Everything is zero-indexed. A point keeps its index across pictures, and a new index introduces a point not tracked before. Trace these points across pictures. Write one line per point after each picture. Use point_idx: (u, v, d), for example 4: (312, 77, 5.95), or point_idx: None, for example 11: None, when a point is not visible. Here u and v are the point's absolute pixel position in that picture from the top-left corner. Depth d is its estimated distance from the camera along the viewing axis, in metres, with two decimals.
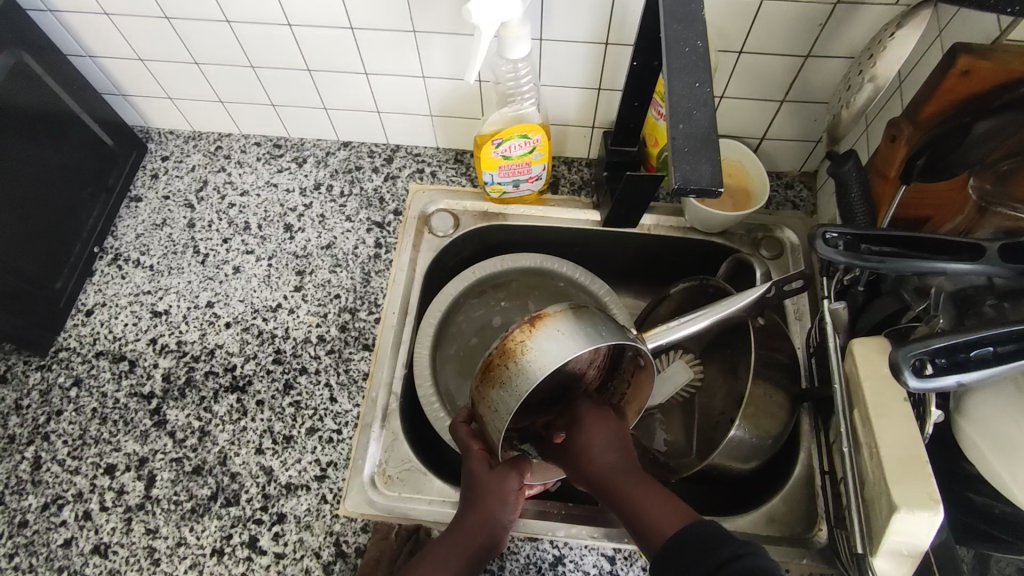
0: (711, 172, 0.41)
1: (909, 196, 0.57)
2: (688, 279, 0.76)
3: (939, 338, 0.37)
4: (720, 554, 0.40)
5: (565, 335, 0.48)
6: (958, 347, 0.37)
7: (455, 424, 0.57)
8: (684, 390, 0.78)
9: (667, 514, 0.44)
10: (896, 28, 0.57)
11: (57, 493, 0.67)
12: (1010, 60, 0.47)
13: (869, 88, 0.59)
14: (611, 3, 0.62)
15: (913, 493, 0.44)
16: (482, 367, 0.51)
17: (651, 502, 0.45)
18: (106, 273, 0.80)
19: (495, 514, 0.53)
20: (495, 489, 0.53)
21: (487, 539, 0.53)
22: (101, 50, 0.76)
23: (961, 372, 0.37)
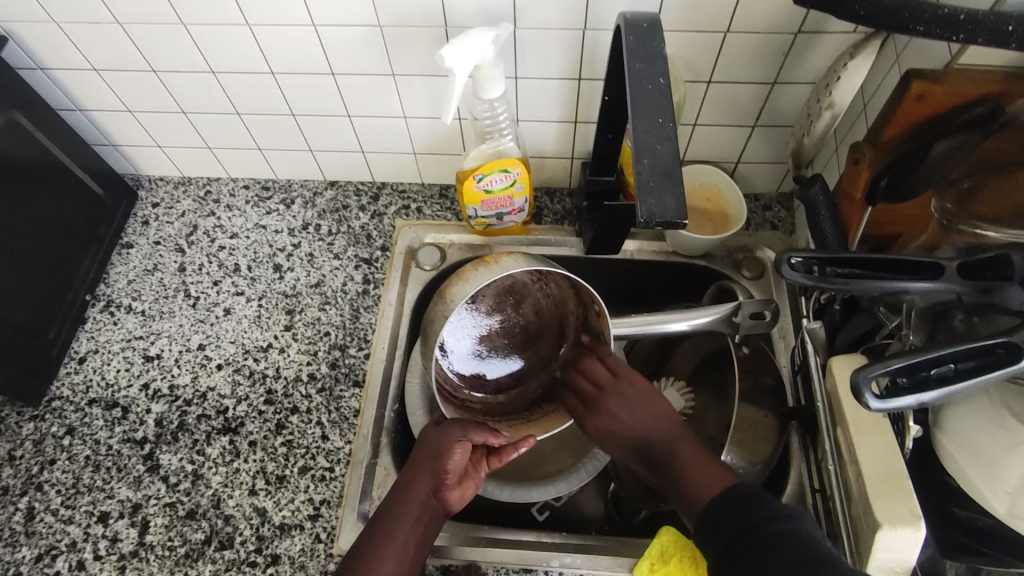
0: (676, 202, 0.42)
1: (878, 214, 0.58)
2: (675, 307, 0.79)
3: (899, 359, 0.37)
4: (757, 518, 0.46)
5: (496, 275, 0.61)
6: (917, 366, 0.37)
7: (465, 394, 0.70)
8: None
9: (710, 482, 0.54)
10: (850, 59, 0.60)
11: (51, 543, 0.67)
12: (963, 83, 0.48)
13: (828, 115, 0.62)
14: (580, 42, 0.64)
15: (893, 510, 0.45)
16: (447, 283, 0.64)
17: (696, 474, 0.55)
18: (98, 320, 0.81)
19: (434, 462, 0.60)
20: (433, 442, 0.61)
21: (436, 486, 0.60)
22: (91, 103, 0.78)
23: (923, 392, 0.37)
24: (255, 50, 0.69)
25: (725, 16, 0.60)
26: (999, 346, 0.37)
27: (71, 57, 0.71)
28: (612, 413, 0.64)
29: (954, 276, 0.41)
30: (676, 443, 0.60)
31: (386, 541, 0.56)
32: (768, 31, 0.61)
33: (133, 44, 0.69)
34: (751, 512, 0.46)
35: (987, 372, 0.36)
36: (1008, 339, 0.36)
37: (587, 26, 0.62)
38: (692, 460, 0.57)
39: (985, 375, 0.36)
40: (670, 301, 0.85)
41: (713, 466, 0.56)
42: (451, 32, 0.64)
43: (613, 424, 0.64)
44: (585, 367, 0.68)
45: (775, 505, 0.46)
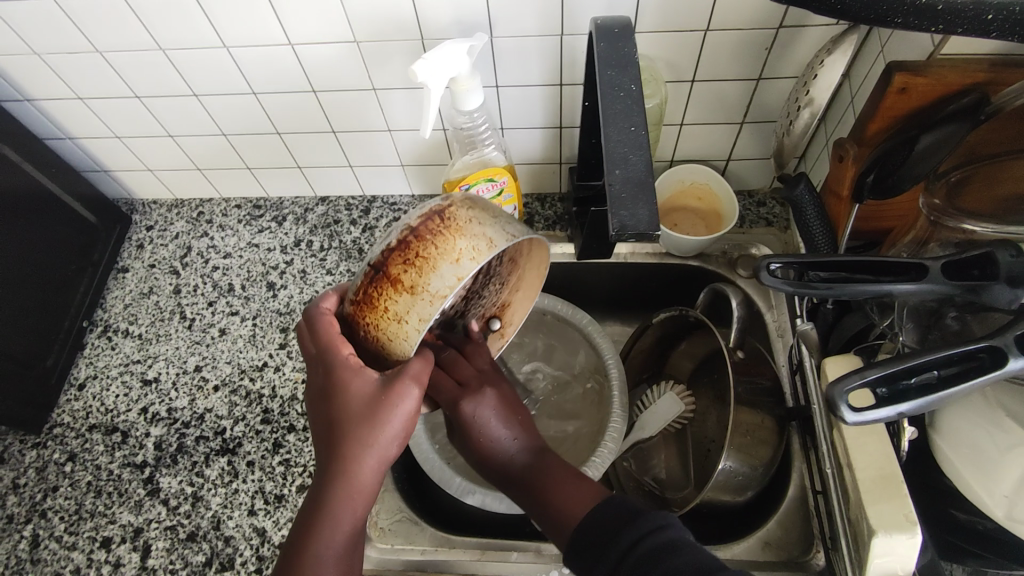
0: (650, 214, 0.42)
1: (866, 210, 0.57)
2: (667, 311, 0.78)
3: (876, 368, 0.36)
4: (625, 541, 0.42)
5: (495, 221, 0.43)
6: (896, 375, 0.36)
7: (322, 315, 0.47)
8: (675, 422, 0.75)
9: (578, 500, 0.48)
10: (828, 54, 0.58)
11: (55, 570, 0.68)
12: (945, 75, 0.47)
13: (807, 112, 0.61)
14: (559, 48, 0.63)
15: (889, 516, 0.44)
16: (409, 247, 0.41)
17: (562, 493, 0.49)
18: (96, 346, 0.82)
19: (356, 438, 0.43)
20: (354, 413, 0.43)
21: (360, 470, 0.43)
22: (79, 132, 0.79)
23: (904, 402, 0.36)
24: (236, 71, 0.69)
25: (703, 15, 0.59)
26: (982, 350, 0.35)
27: (56, 88, 0.72)
28: (482, 422, 0.53)
29: (939, 277, 0.39)
30: (539, 461, 0.52)
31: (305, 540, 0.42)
32: (750, 28, 0.60)
33: (115, 72, 0.70)
34: (636, 521, 0.42)
35: (968, 379, 0.35)
36: (989, 343, 0.35)
37: (565, 32, 0.62)
38: (555, 471, 0.51)
39: (966, 382, 0.35)
40: (667, 303, 0.84)
41: (585, 484, 0.49)
42: (428, 44, 0.64)
43: (491, 436, 0.53)
44: (465, 349, 0.56)
45: (640, 515, 0.42)
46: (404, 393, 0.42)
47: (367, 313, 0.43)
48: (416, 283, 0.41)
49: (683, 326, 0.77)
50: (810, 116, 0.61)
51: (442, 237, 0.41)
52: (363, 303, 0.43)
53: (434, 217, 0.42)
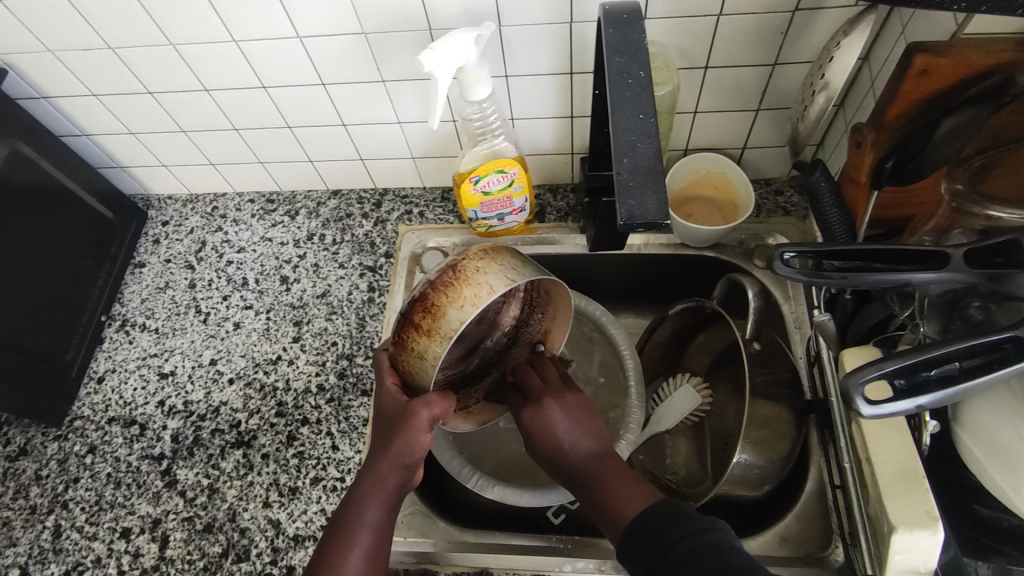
0: (659, 203, 0.41)
1: (886, 197, 0.56)
2: (684, 301, 0.76)
3: (894, 359, 0.35)
4: (674, 535, 0.39)
5: (507, 270, 0.51)
6: (916, 367, 0.35)
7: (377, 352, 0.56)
8: (691, 416, 0.74)
9: (635, 499, 0.44)
10: (843, 37, 0.56)
11: (77, 560, 0.69)
12: (968, 56, 0.46)
13: (823, 97, 0.59)
14: (568, 36, 0.62)
15: (909, 511, 0.43)
16: (424, 297, 0.49)
17: (621, 491, 0.45)
18: (115, 340, 0.83)
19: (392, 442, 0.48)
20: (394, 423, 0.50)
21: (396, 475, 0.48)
22: (94, 128, 0.80)
23: (924, 395, 0.34)
24: (245, 65, 0.69)
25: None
26: (1007, 341, 0.35)
27: (70, 85, 0.73)
28: (549, 416, 0.51)
29: (961, 265, 0.38)
30: (600, 464, 0.48)
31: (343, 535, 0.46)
32: (764, 11, 0.58)
33: (128, 68, 0.70)
34: (677, 524, 0.40)
35: (991, 371, 0.34)
36: (1014, 334, 0.34)
37: (574, 19, 0.61)
38: (608, 474, 0.47)
39: (989, 374, 0.34)
40: (682, 294, 0.83)
41: (640, 482, 0.45)
42: (436, 34, 0.63)
43: (556, 431, 0.50)
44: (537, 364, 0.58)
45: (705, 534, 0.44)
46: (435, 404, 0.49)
47: (402, 352, 0.51)
48: (433, 328, 0.49)
49: (700, 316, 0.74)
50: (826, 101, 0.59)
51: (452, 287, 0.49)
52: (398, 342, 0.51)
53: (449, 270, 0.50)
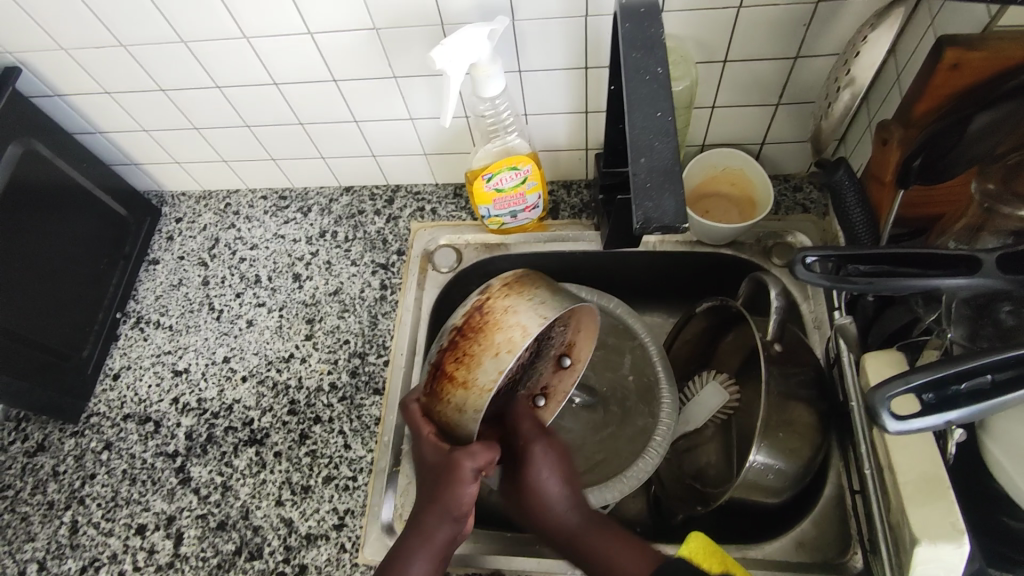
0: (676, 205, 0.40)
1: (912, 197, 0.54)
2: (709, 299, 0.74)
3: (920, 372, 0.34)
4: (731, 570, 0.47)
5: (534, 304, 0.55)
6: (944, 380, 0.34)
7: (410, 400, 0.58)
8: (718, 414, 0.72)
9: (631, 562, 0.51)
10: (870, 31, 0.56)
11: (94, 555, 0.70)
12: (1004, 48, 0.43)
13: (847, 94, 0.58)
14: (583, 30, 0.61)
15: (934, 523, 0.41)
16: (457, 347, 0.55)
17: (617, 553, 0.52)
18: (129, 336, 0.84)
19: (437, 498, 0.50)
20: (437, 480, 0.51)
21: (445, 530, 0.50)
22: (108, 126, 0.80)
23: (952, 410, 0.33)
24: (256, 61, 0.68)
25: None
26: None
27: (84, 82, 0.73)
28: (536, 475, 0.55)
29: (993, 270, 0.37)
30: (588, 531, 0.54)
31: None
32: (786, 3, 0.56)
33: (139, 65, 0.70)
34: None
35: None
36: None
37: (589, 13, 0.59)
38: (602, 544, 0.53)
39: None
40: (698, 292, 0.82)
41: (631, 543, 0.53)
42: (448, 29, 0.62)
43: (542, 492, 0.55)
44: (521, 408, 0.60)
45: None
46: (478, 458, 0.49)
47: (437, 402, 0.55)
48: (469, 378, 0.53)
49: (729, 317, 0.73)
50: (851, 98, 0.58)
51: (484, 335, 0.54)
52: (432, 396, 0.56)
53: (477, 314, 0.55)
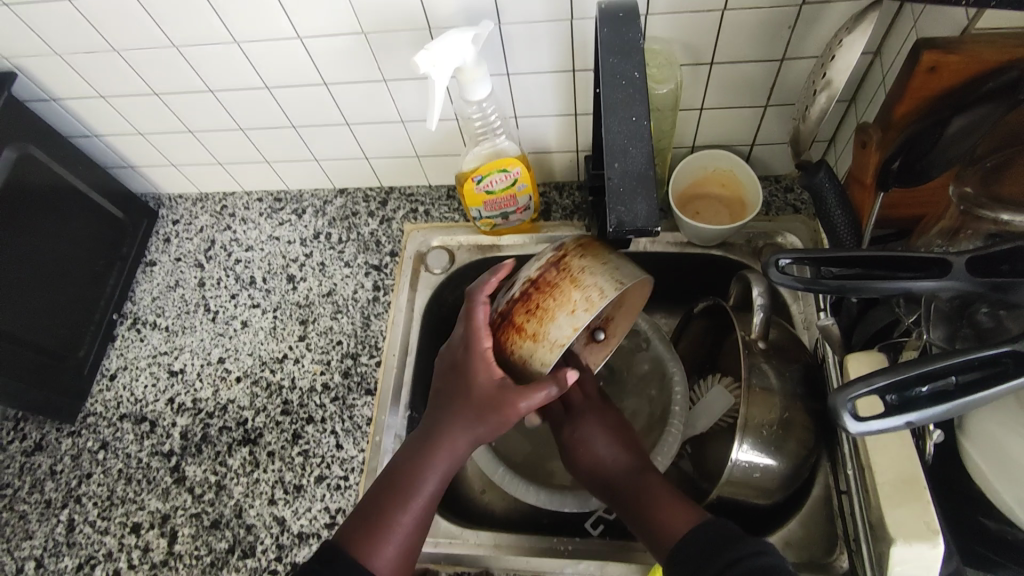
0: (647, 211, 0.44)
1: (893, 198, 0.54)
2: (705, 301, 0.75)
3: (885, 375, 0.34)
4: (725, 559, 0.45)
5: (613, 268, 0.53)
6: (906, 383, 0.34)
7: (461, 309, 0.56)
8: (724, 418, 0.69)
9: (679, 520, 0.51)
10: (847, 33, 0.53)
11: (90, 553, 0.71)
12: (980, 52, 0.44)
13: (824, 97, 0.56)
14: (570, 33, 0.61)
15: (909, 523, 0.42)
16: (523, 296, 0.53)
17: (663, 510, 0.52)
18: (126, 337, 0.85)
19: (471, 427, 0.50)
20: (477, 410, 0.50)
21: (458, 461, 0.51)
22: (105, 129, 0.81)
23: (915, 411, 0.33)
24: (247, 66, 0.69)
25: None
26: (1005, 355, 0.34)
27: (79, 87, 0.74)
28: (590, 442, 0.58)
29: (963, 273, 0.37)
30: (634, 477, 0.55)
31: (382, 522, 0.49)
32: (769, 6, 0.57)
33: (132, 70, 0.71)
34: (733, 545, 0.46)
35: (986, 388, 0.33)
36: (1012, 348, 0.33)
37: (574, 16, 0.60)
38: (658, 493, 0.53)
39: (983, 392, 0.33)
40: (690, 292, 0.82)
41: (680, 509, 0.52)
42: (435, 32, 0.62)
43: (594, 454, 0.58)
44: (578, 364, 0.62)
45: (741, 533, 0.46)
46: (541, 398, 0.49)
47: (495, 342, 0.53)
48: (539, 330, 0.52)
49: (725, 319, 0.73)
50: (828, 101, 0.56)
51: (559, 291, 0.52)
52: (491, 333, 0.54)
53: (552, 269, 0.53)
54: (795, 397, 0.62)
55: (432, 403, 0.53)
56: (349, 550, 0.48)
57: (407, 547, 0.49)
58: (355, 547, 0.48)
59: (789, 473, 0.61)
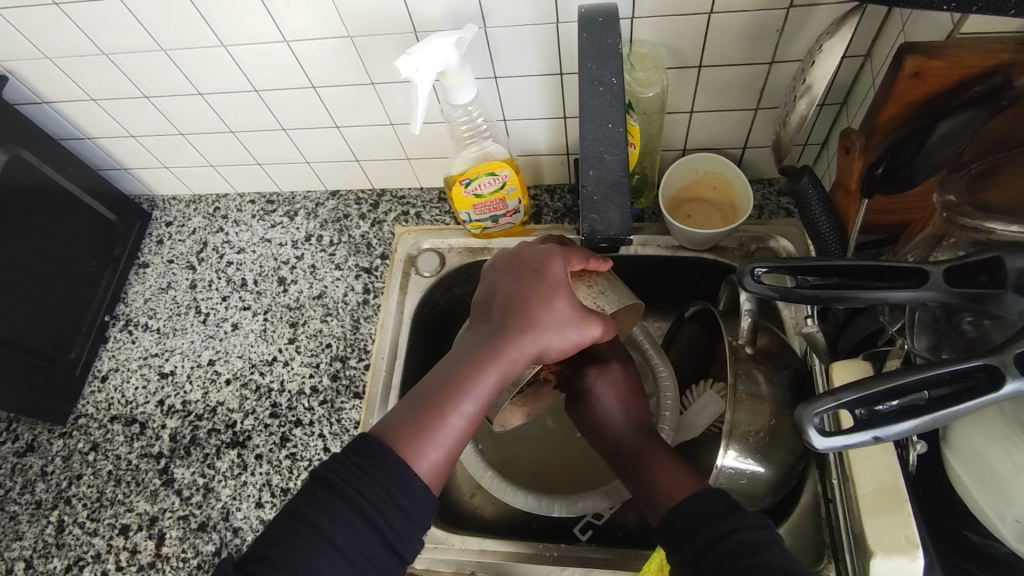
0: (621, 218, 0.48)
1: (876, 205, 0.53)
2: (695, 304, 0.74)
3: (851, 390, 0.34)
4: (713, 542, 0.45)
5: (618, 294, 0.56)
6: (872, 398, 0.34)
7: (518, 249, 0.55)
8: (715, 423, 0.69)
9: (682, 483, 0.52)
10: (828, 38, 0.52)
11: (79, 554, 0.71)
12: (965, 57, 0.43)
13: (804, 103, 0.55)
14: (556, 36, 0.61)
15: (889, 536, 0.41)
16: (564, 270, 0.52)
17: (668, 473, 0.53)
18: (118, 339, 0.85)
19: (535, 343, 0.49)
20: (545, 325, 0.49)
21: (515, 376, 0.49)
22: (97, 132, 0.81)
23: (878, 426, 0.33)
24: (236, 69, 0.69)
25: None
26: (978, 368, 0.33)
27: (70, 91, 0.74)
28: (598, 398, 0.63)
29: (941, 284, 0.36)
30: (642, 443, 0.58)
31: (429, 423, 0.46)
32: (756, 9, 0.56)
33: (123, 73, 0.71)
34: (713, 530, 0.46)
35: (954, 404, 0.32)
36: (986, 363, 0.32)
37: (559, 20, 0.59)
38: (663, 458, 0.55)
39: (951, 407, 0.32)
40: (681, 296, 0.81)
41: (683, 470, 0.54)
42: (421, 37, 0.62)
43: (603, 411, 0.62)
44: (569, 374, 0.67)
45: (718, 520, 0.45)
46: (597, 334, 0.51)
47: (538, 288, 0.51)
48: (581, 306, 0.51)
49: (715, 323, 0.72)
50: (808, 108, 0.55)
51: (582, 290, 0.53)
52: (539, 279, 0.51)
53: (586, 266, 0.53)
54: (783, 404, 0.61)
55: (492, 315, 0.51)
56: (394, 446, 0.45)
57: (448, 455, 0.46)
58: (400, 444, 0.45)
59: (777, 481, 0.60)
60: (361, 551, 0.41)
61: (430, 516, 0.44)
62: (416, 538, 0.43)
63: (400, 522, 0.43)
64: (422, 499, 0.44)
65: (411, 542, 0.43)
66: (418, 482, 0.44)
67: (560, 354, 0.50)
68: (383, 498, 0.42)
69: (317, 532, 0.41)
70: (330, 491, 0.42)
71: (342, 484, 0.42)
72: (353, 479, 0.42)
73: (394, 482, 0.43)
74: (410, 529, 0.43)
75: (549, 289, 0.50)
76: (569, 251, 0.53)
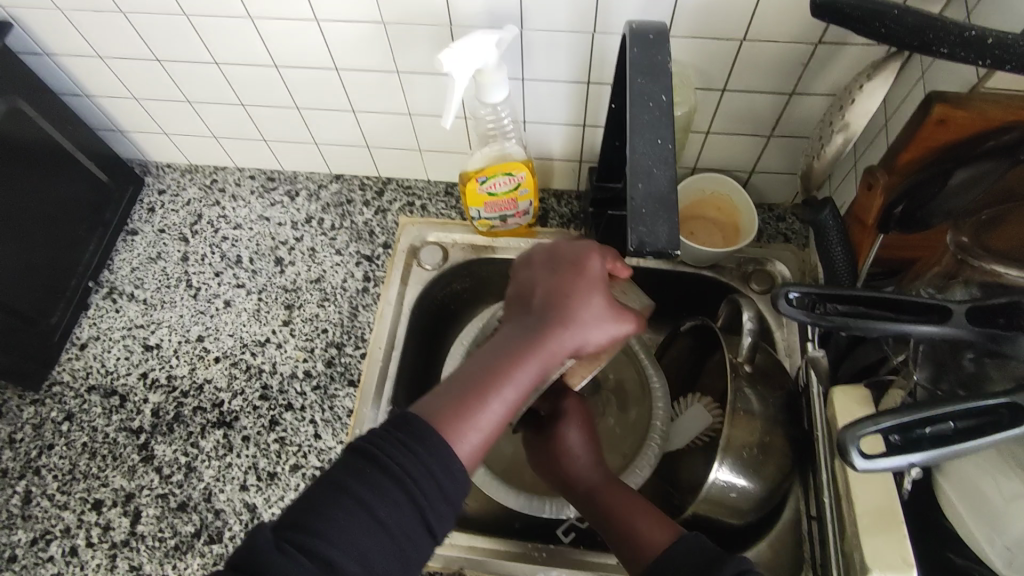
0: (669, 233, 0.44)
1: (890, 241, 0.57)
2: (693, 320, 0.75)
3: (891, 416, 0.36)
4: None
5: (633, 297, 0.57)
6: (912, 423, 0.36)
7: (555, 244, 0.55)
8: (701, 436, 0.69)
9: (653, 533, 0.53)
10: (867, 79, 0.57)
11: (45, 528, 0.69)
12: (987, 110, 0.47)
13: (841, 137, 0.60)
14: (589, 46, 0.62)
15: (884, 556, 0.44)
16: (600, 266, 0.52)
17: (635, 523, 0.54)
18: (101, 307, 0.82)
19: (576, 337, 0.49)
20: (586, 320, 0.49)
21: (554, 368, 0.49)
22: (97, 91, 0.78)
23: (915, 451, 0.35)
24: (258, 42, 0.68)
25: (740, 25, 0.57)
26: (1003, 405, 0.36)
27: (75, 44, 0.71)
28: (567, 441, 0.63)
29: (962, 322, 0.39)
30: (598, 493, 0.59)
31: (472, 406, 0.45)
32: (787, 42, 0.58)
33: (136, 34, 0.69)
34: None
35: (980, 436, 0.35)
36: (1011, 400, 0.35)
37: (596, 30, 0.60)
38: (632, 508, 0.56)
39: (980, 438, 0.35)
40: (676, 311, 0.83)
41: (649, 511, 0.55)
42: (455, 30, 0.62)
43: (571, 461, 0.62)
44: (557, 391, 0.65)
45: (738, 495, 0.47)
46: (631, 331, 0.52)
47: (577, 282, 0.51)
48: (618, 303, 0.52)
49: (709, 339, 0.73)
50: (844, 142, 0.60)
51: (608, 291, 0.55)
52: (578, 275, 0.51)
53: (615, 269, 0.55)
54: (776, 422, 0.63)
55: (532, 306, 0.51)
56: (435, 426, 0.44)
57: (487, 440, 0.46)
58: (440, 424, 0.44)
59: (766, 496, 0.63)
60: (402, 528, 0.41)
61: (463, 500, 0.44)
62: (449, 519, 0.43)
63: (441, 504, 0.42)
64: (459, 481, 0.43)
65: (446, 523, 0.42)
66: (457, 463, 0.43)
67: (598, 347, 0.50)
68: (428, 478, 0.42)
69: (361, 506, 0.40)
70: (373, 466, 0.41)
71: (387, 460, 0.41)
72: (398, 455, 0.42)
73: (436, 463, 0.42)
74: (446, 511, 0.42)
75: (587, 284, 0.51)
76: (606, 251, 0.54)
